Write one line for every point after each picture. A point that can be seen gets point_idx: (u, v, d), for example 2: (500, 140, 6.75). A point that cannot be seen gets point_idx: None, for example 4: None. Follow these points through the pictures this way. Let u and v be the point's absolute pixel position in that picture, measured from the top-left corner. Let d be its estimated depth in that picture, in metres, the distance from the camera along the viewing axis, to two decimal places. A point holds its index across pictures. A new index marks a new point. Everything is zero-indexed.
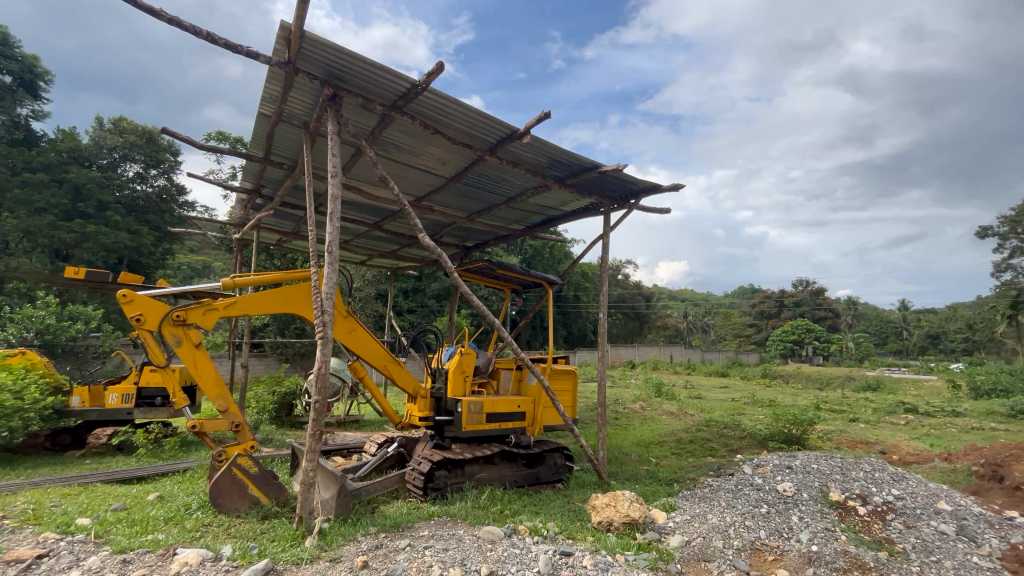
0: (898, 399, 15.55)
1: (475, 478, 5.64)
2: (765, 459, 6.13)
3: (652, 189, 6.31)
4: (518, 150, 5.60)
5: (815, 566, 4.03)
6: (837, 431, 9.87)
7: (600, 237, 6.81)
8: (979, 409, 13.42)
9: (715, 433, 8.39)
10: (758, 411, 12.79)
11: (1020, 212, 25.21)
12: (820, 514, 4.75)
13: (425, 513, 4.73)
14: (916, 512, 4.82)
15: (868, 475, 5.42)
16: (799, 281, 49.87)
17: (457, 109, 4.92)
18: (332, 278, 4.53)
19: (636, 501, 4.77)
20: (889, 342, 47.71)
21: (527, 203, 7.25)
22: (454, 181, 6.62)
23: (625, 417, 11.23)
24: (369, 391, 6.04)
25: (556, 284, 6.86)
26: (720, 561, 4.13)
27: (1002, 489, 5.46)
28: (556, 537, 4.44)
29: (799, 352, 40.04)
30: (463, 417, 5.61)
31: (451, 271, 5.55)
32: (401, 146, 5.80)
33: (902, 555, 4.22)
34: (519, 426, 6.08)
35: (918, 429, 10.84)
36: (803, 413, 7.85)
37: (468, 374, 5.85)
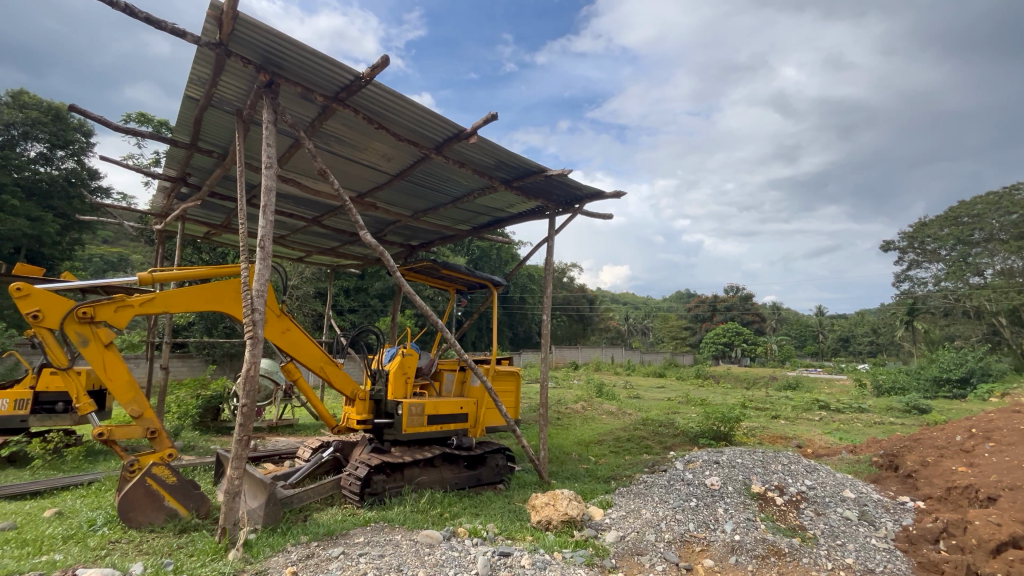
0: (815, 397, 16.92)
1: (415, 482, 5.54)
2: (695, 456, 6.47)
3: (596, 195, 6.51)
4: (465, 150, 5.57)
5: (737, 553, 4.33)
6: (761, 428, 10.60)
7: (546, 240, 6.91)
8: (880, 406, 14.88)
9: (651, 431, 8.74)
10: (691, 409, 13.49)
11: (918, 229, 28.32)
12: (742, 505, 5.07)
13: (361, 519, 4.59)
14: (825, 500, 5.26)
15: (785, 467, 5.85)
16: (729, 287, 53.10)
17: (404, 106, 4.83)
18: (264, 275, 4.29)
19: (574, 499, 4.87)
20: (807, 344, 51.86)
21: (473, 203, 7.23)
22: (399, 178, 6.47)
23: (567, 417, 11.45)
24: (303, 394, 5.76)
25: (501, 285, 6.87)
26: (652, 554, 4.30)
27: (897, 477, 6.06)
28: (495, 538, 4.45)
29: (729, 353, 42.67)
30: (403, 419, 5.46)
31: (394, 271, 5.39)
32: (344, 139, 5.60)
33: (813, 540, 4.59)
34: (461, 427, 6.02)
35: (829, 424, 11.88)
36: (731, 411, 8.35)
37: (409, 375, 5.74)
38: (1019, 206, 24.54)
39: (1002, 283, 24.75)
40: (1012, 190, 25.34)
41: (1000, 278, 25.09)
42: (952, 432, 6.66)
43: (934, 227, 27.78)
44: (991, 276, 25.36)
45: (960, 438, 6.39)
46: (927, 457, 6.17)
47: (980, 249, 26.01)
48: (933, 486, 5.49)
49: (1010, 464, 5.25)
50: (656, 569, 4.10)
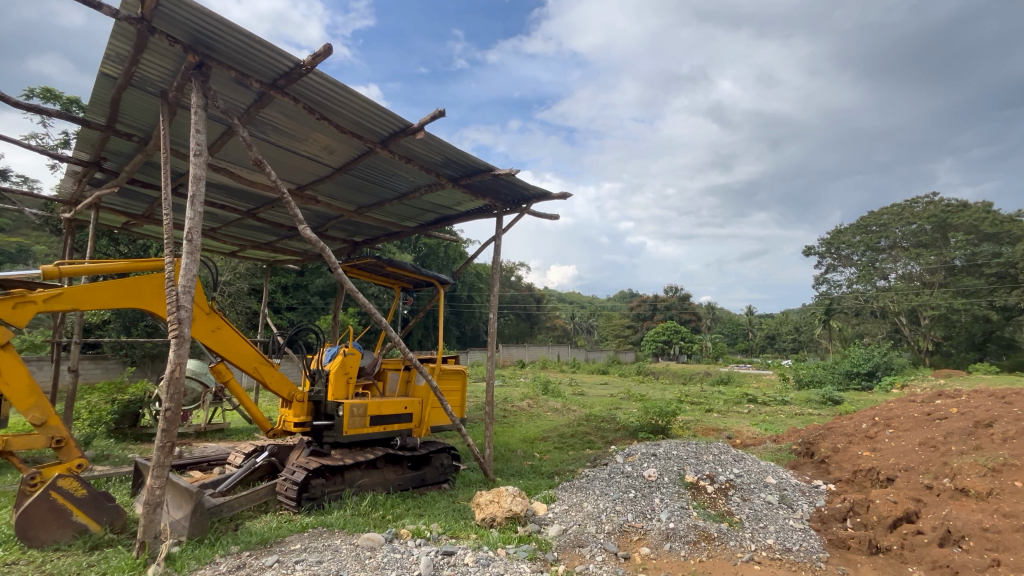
0: (743, 391, 18.11)
1: (356, 485, 5.39)
2: (634, 449, 6.73)
3: (542, 195, 6.60)
4: (411, 145, 5.48)
5: (671, 540, 4.57)
6: (696, 421, 11.21)
7: (493, 239, 6.93)
8: (800, 398, 16.16)
9: (594, 426, 9.01)
10: (632, 405, 14.04)
11: (834, 236, 30.97)
12: (677, 494, 5.34)
13: (297, 526, 4.40)
14: (750, 487, 5.63)
15: (716, 457, 6.22)
16: (668, 287, 55.63)
17: (349, 98, 4.69)
18: (191, 270, 4.01)
19: (519, 495, 4.92)
20: (738, 342, 55.33)
21: (419, 200, 7.12)
22: (342, 172, 6.26)
23: (513, 414, 11.55)
24: (236, 397, 5.43)
25: (448, 283, 6.78)
26: (592, 545, 4.44)
27: (812, 463, 6.61)
28: (439, 537, 4.42)
29: (668, 351, 44.73)
30: (344, 421, 5.29)
31: (336, 267, 5.20)
32: (282, 129, 5.35)
33: (738, 524, 4.92)
34: (405, 428, 5.91)
35: (756, 416, 12.76)
36: (668, 406, 8.76)
37: (351, 376, 5.57)
38: (918, 218, 27.55)
39: (903, 286, 27.57)
40: (912, 203, 28.39)
41: (902, 281, 27.92)
42: (859, 420, 7.35)
43: (848, 234, 30.50)
44: (895, 279, 28.11)
45: (865, 425, 7.08)
46: (838, 443, 6.76)
47: (886, 255, 28.80)
48: (842, 469, 6.04)
49: (906, 448, 5.86)
50: (596, 559, 4.24)
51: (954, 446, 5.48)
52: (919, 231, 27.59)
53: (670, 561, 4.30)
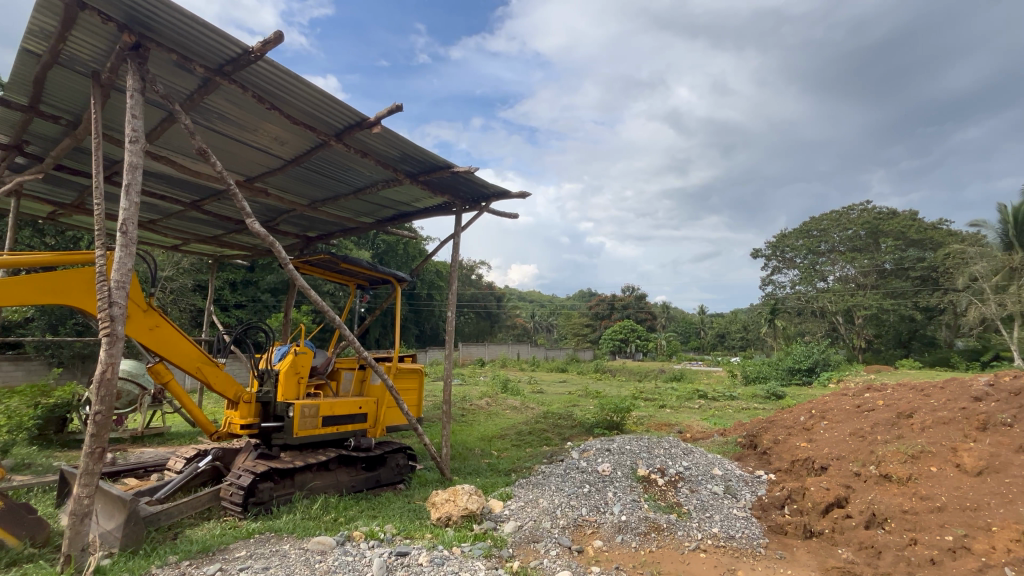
0: (695, 387, 18.85)
1: (307, 488, 5.23)
2: (589, 445, 6.86)
3: (502, 194, 6.61)
4: (367, 139, 5.35)
5: (623, 532, 4.70)
6: (649, 417, 11.56)
7: (452, 238, 6.89)
8: (747, 393, 16.95)
9: (551, 424, 9.13)
10: (589, 402, 14.30)
11: (780, 240, 32.68)
12: (629, 488, 5.49)
13: (243, 532, 4.22)
14: (697, 478, 5.87)
15: (666, 451, 6.43)
16: (626, 287, 57.00)
17: (301, 89, 4.55)
18: (126, 264, 3.77)
19: (475, 493, 4.91)
20: (691, 340, 57.53)
21: (376, 196, 6.97)
22: (294, 164, 6.04)
23: (471, 413, 11.52)
24: (176, 399, 5.14)
25: (406, 281, 6.68)
26: (547, 540, 4.52)
27: (755, 454, 6.96)
28: (393, 538, 4.35)
29: (625, 349, 45.90)
30: (294, 422, 5.12)
31: (287, 263, 5.01)
32: (229, 118, 5.11)
33: (687, 515, 5.12)
34: (359, 428, 5.78)
35: (706, 411, 13.31)
36: (623, 402, 8.98)
37: (303, 375, 5.40)
38: (853, 224, 29.53)
39: (840, 287, 29.45)
40: (849, 209, 30.38)
41: (839, 283, 29.81)
42: (797, 414, 7.80)
43: (791, 238, 32.25)
44: (832, 281, 29.98)
45: (803, 418, 7.52)
46: (779, 436, 7.14)
47: (825, 259, 30.62)
48: (782, 460, 6.41)
49: (839, 438, 6.28)
50: (551, 554, 4.30)
51: (880, 436, 5.91)
52: (854, 236, 29.60)
53: (622, 553, 4.43)
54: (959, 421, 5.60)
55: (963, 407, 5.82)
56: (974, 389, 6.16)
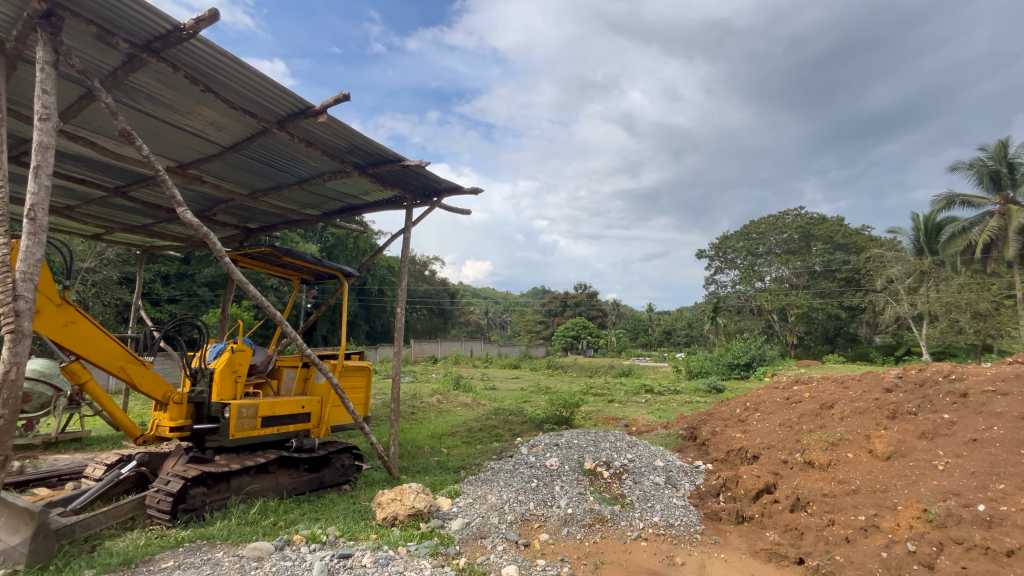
0: (641, 382, 19.53)
1: (243, 492, 4.98)
2: (538, 440, 6.95)
3: (454, 189, 6.55)
4: (312, 128, 5.15)
5: (569, 525, 4.81)
6: (598, 411, 11.87)
7: (402, 232, 6.76)
8: (690, 387, 17.76)
9: (502, 420, 9.18)
10: (540, 398, 14.49)
11: (722, 241, 34.37)
12: (576, 481, 5.62)
13: (170, 541, 3.97)
14: (640, 470, 6.09)
15: (612, 445, 6.62)
16: (579, 284, 58.14)
17: (241, 73, 4.31)
18: (34, 253, 3.44)
19: (422, 491, 4.86)
20: (640, 336, 59.53)
21: (322, 187, 6.71)
22: (232, 151, 5.71)
23: (421, 411, 11.37)
24: (95, 401, 4.75)
25: (353, 276, 6.49)
26: (494, 535, 4.54)
27: (695, 445, 7.29)
28: (336, 541, 4.23)
29: (577, 345, 46.87)
30: (231, 423, 4.85)
31: (222, 256, 4.73)
32: (159, 99, 4.76)
33: (629, 505, 5.30)
34: (302, 428, 5.57)
35: (652, 405, 13.82)
36: (572, 397, 9.15)
37: (240, 374, 5.13)
38: (788, 228, 31.55)
39: (775, 287, 31.41)
40: (784, 214, 32.41)
41: (774, 283, 31.75)
42: (733, 406, 8.26)
43: (732, 240, 34.01)
44: (769, 281, 31.91)
45: (738, 410, 7.97)
46: (716, 427, 7.54)
47: (762, 260, 32.51)
48: (718, 450, 6.77)
49: (770, 428, 6.70)
50: (498, 549, 4.33)
51: (805, 425, 6.36)
52: (789, 239, 31.68)
53: (567, 545, 4.52)
54: (873, 411, 6.10)
55: (876, 398, 6.35)
56: (886, 380, 6.75)
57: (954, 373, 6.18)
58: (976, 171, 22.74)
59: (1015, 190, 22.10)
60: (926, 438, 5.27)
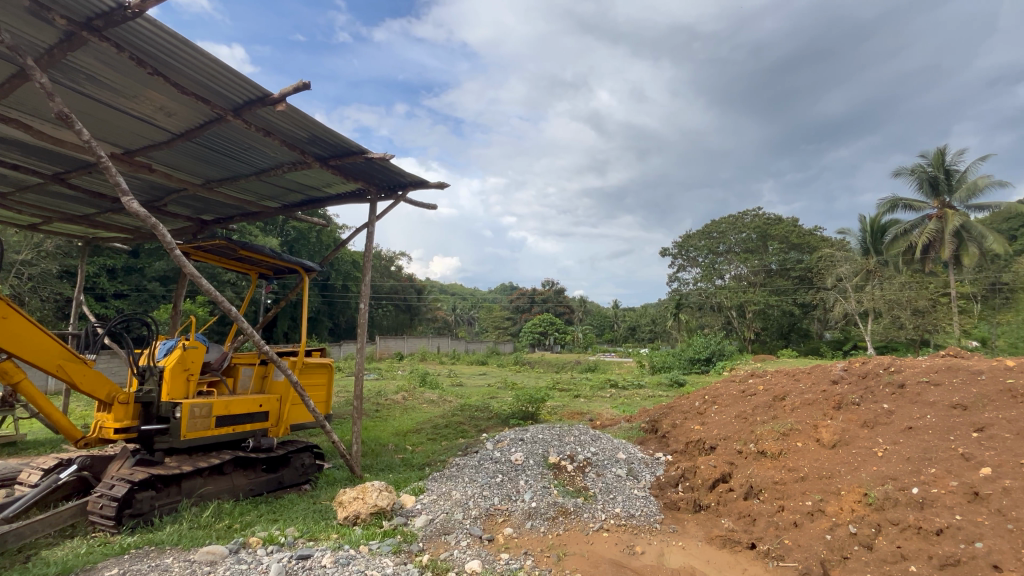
0: (606, 377, 19.91)
1: (195, 495, 4.78)
2: (504, 435, 6.99)
3: (419, 183, 6.47)
4: (270, 117, 4.97)
5: (533, 518, 4.86)
6: (563, 406, 12.03)
7: (366, 227, 6.62)
8: (653, 381, 18.26)
9: (467, 416, 9.17)
10: (506, 394, 14.55)
11: (684, 240, 35.39)
12: (540, 475, 5.67)
13: (115, 548, 3.76)
14: (603, 462, 6.21)
15: (576, 438, 6.71)
16: (546, 281, 58.70)
17: (192, 56, 4.10)
18: None
19: (385, 490, 4.81)
20: (605, 332, 60.66)
21: (281, 178, 6.49)
22: (183, 139, 5.44)
23: (386, 408, 11.20)
24: (31, 402, 4.44)
25: (314, 271, 6.30)
26: (458, 531, 4.54)
27: (656, 438, 7.50)
28: (295, 542, 4.13)
29: (544, 341, 47.32)
30: (182, 423, 4.64)
31: (172, 248, 4.49)
32: (102, 80, 4.48)
33: (592, 497, 5.40)
34: (259, 428, 5.39)
35: (617, 399, 14.12)
36: (538, 393, 9.22)
37: (193, 372, 4.91)
38: (746, 227, 32.78)
39: (734, 285, 32.58)
40: (743, 214, 33.63)
41: (733, 281, 32.92)
42: (693, 399, 8.53)
43: (694, 239, 35.06)
44: (728, 279, 33.06)
45: (697, 403, 8.25)
46: (676, 420, 7.77)
47: (723, 259, 33.56)
48: (677, 442, 7.00)
49: (726, 420, 6.95)
50: (461, 544, 4.32)
51: (759, 417, 6.65)
52: (747, 239, 32.95)
53: (531, 538, 4.57)
54: (820, 402, 6.43)
55: (823, 389, 6.70)
56: (832, 372, 7.15)
57: (893, 365, 6.58)
58: (917, 177, 24.15)
59: (951, 196, 23.66)
60: (868, 427, 5.60)
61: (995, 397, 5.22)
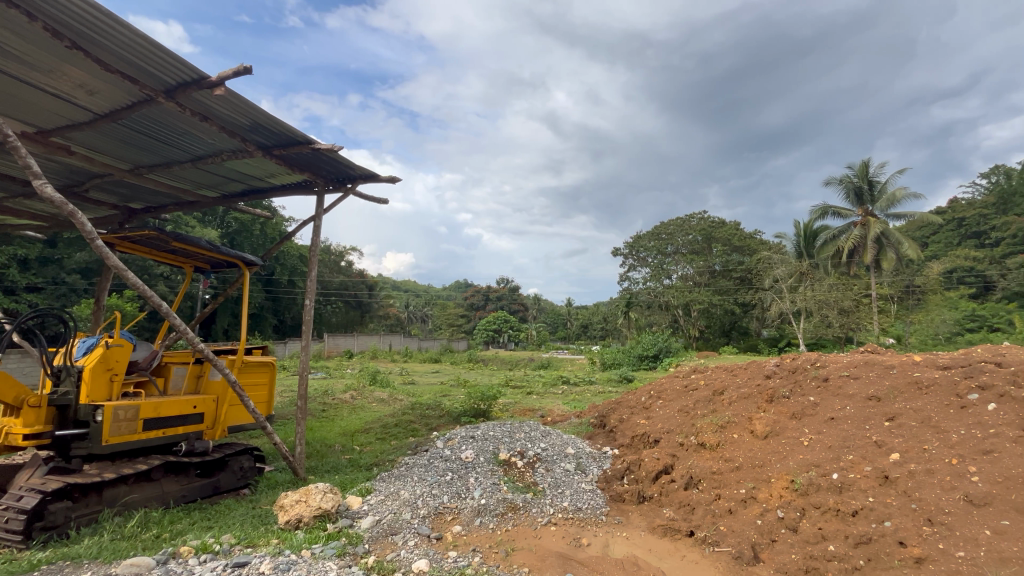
0: (558, 374, 20.28)
1: (119, 503, 4.45)
2: (454, 433, 6.94)
3: (369, 177, 6.31)
4: (207, 101, 4.68)
5: (482, 515, 4.87)
6: (516, 403, 12.13)
7: (312, 220, 6.39)
8: (603, 377, 18.79)
9: (418, 414, 9.06)
10: (459, 391, 14.51)
11: (635, 240, 36.52)
12: (490, 472, 5.69)
13: (23, 565, 3.45)
14: (552, 458, 6.31)
15: (527, 435, 6.79)
16: (501, 279, 59.06)
17: (117, 31, 3.79)
18: None
19: (329, 491, 4.66)
20: (559, 330, 61.77)
21: (220, 166, 6.14)
22: (108, 119, 5.02)
23: (333, 407, 10.87)
24: None
25: (256, 265, 5.99)
26: (405, 531, 4.47)
27: (604, 433, 7.71)
28: (230, 549, 3.93)
29: (498, 338, 47.49)
30: (104, 428, 4.29)
31: (93, 238, 4.14)
32: (12, 52, 4.07)
33: (541, 492, 5.48)
34: (193, 430, 5.09)
35: (568, 395, 14.41)
36: (490, 390, 9.24)
37: (116, 372, 4.55)
38: (693, 230, 34.29)
39: (680, 284, 33.97)
40: (690, 217, 35.12)
41: (680, 280, 34.31)
42: (639, 395, 8.82)
43: (644, 239, 36.21)
44: (675, 279, 34.45)
45: (643, 398, 8.54)
46: (623, 415, 8.02)
47: (670, 259, 34.90)
48: (623, 435, 7.24)
49: (670, 414, 7.25)
50: (408, 544, 4.27)
51: (699, 410, 6.98)
52: (693, 240, 34.48)
53: (480, 535, 4.58)
54: (754, 395, 6.84)
55: (758, 383, 7.13)
56: (765, 367, 7.62)
57: (818, 361, 7.09)
58: (845, 186, 26.12)
59: (873, 205, 25.69)
60: (796, 418, 6.00)
61: (904, 389, 5.72)
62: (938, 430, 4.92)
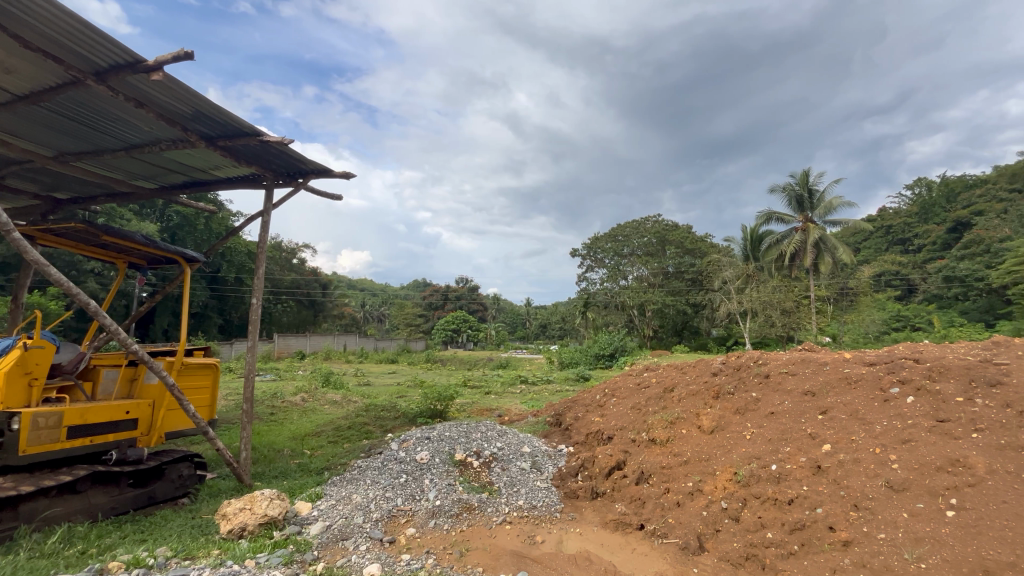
0: (517, 373, 20.35)
1: (38, 519, 4.11)
2: (409, 434, 6.83)
3: (322, 172, 6.12)
4: (143, 86, 4.39)
5: (436, 517, 4.83)
6: (473, 403, 12.07)
7: (261, 215, 6.12)
8: (561, 377, 19.02)
9: (372, 416, 8.86)
10: (416, 392, 14.30)
11: (592, 241, 37.26)
12: (445, 472, 5.65)
13: None
14: (508, 457, 6.33)
15: (482, 435, 6.77)
16: (460, 278, 58.74)
17: (40, 6, 3.49)
18: None
19: (276, 498, 4.48)
20: (518, 330, 62.10)
21: (158, 156, 5.77)
22: (28, 101, 4.61)
23: (282, 410, 10.45)
24: None
25: (198, 261, 5.66)
26: (357, 536, 4.37)
27: (560, 431, 7.82)
28: (166, 562, 3.71)
29: (457, 338, 47.14)
30: (21, 437, 3.93)
31: (9, 230, 3.78)
32: None
33: (496, 492, 5.49)
34: (126, 437, 4.77)
35: (526, 394, 14.51)
36: (447, 390, 9.15)
37: (34, 376, 4.20)
38: (648, 232, 35.54)
39: (636, 285, 34.94)
40: (646, 220, 36.27)
41: (636, 281, 35.30)
42: (595, 393, 8.99)
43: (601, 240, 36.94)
44: (631, 279, 35.42)
45: (598, 396, 8.72)
46: (578, 413, 8.17)
47: (626, 261, 35.83)
48: (578, 433, 7.37)
49: (623, 412, 7.44)
50: (360, 549, 4.18)
51: (651, 407, 7.21)
52: (648, 243, 35.78)
53: (434, 536, 4.54)
54: (702, 392, 7.13)
55: (705, 380, 7.44)
56: (713, 365, 7.94)
57: (760, 358, 7.47)
58: (787, 193, 27.69)
59: (812, 212, 27.37)
60: (740, 413, 6.32)
61: (836, 384, 6.13)
62: (865, 422, 5.30)
